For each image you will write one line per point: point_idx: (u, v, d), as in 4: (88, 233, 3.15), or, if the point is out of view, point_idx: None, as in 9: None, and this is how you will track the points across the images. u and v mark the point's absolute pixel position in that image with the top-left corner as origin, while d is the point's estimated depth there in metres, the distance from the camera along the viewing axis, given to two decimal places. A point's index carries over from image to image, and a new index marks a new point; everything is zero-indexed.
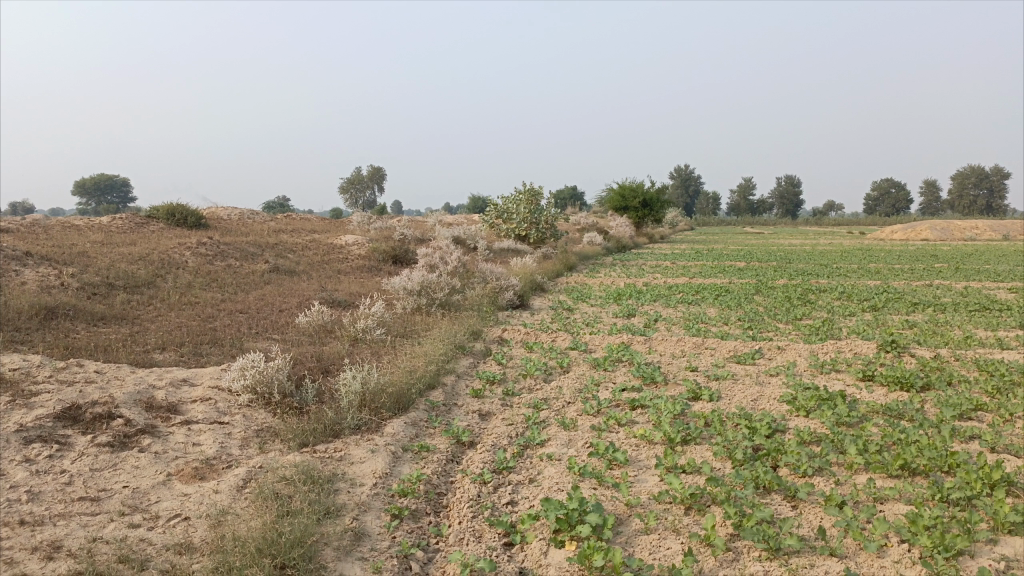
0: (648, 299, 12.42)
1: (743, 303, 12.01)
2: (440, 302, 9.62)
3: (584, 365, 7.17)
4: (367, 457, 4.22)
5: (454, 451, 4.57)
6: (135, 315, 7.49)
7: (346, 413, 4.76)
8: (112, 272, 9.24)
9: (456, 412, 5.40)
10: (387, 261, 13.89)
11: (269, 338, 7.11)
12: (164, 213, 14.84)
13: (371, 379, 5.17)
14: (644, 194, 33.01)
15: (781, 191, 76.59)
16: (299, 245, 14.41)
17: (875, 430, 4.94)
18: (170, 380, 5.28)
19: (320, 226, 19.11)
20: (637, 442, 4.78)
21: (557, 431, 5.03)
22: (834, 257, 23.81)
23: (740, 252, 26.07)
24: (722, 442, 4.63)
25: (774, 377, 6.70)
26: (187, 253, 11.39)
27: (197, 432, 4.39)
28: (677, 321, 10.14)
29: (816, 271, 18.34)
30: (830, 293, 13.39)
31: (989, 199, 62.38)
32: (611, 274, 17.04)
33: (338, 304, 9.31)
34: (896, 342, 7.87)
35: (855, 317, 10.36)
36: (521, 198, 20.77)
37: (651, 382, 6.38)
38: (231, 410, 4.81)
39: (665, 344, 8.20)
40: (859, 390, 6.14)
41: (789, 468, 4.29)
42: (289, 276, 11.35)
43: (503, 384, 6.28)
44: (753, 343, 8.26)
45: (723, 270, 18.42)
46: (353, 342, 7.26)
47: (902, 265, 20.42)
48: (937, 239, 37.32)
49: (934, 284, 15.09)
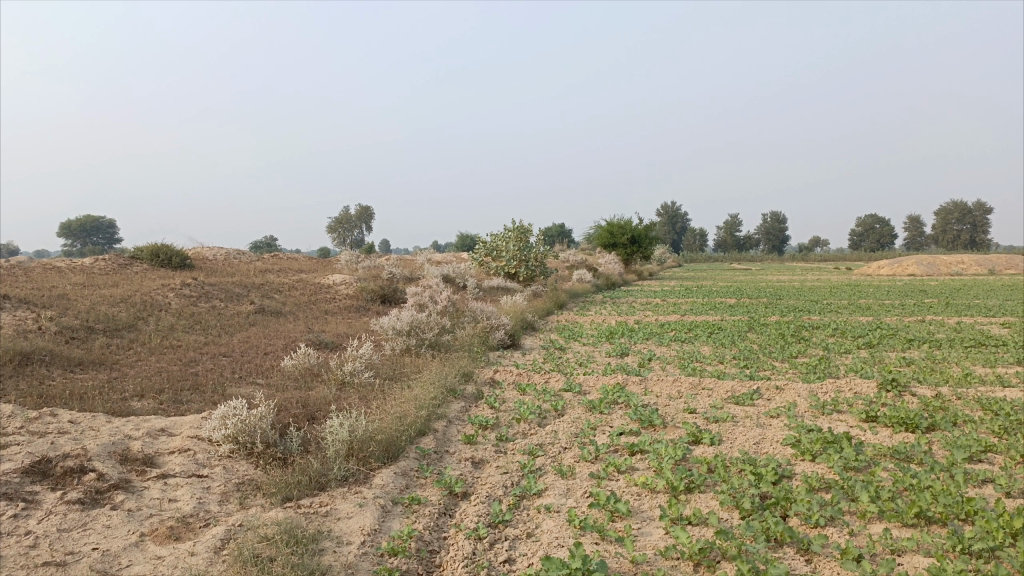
0: (640, 338, 12.26)
1: (736, 340, 11.86)
2: (430, 343, 9.40)
3: (579, 408, 6.95)
4: (355, 511, 3.98)
5: (446, 503, 4.34)
6: (114, 360, 7.25)
7: (333, 464, 4.53)
8: (92, 315, 8.99)
9: (448, 460, 5.17)
10: (375, 300, 13.69)
11: (253, 383, 6.87)
12: (149, 254, 14.62)
13: (359, 426, 4.95)
14: (632, 231, 33.07)
15: (767, 227, 77.17)
16: (286, 285, 14.20)
17: (885, 475, 4.75)
18: (148, 430, 5.03)
19: (307, 265, 18.92)
20: (639, 491, 4.56)
21: (555, 480, 4.81)
22: (824, 293, 23.81)
23: (729, 288, 26.04)
24: (728, 490, 4.42)
25: (775, 418, 6.50)
26: (170, 295, 11.16)
27: (174, 487, 4.14)
28: (671, 360, 9.96)
29: (807, 307, 18.25)
30: (823, 330, 13.27)
31: (972, 234, 63.00)
32: (602, 312, 16.88)
33: (325, 346, 9.08)
34: (896, 381, 7.70)
35: (850, 354, 10.21)
36: (511, 235, 20.72)
37: (649, 425, 6.18)
38: (211, 462, 4.57)
39: (661, 384, 8.00)
40: (863, 432, 5.95)
41: (800, 518, 4.08)
42: (275, 318, 11.13)
43: (496, 429, 6.06)
44: (750, 382, 8.08)
45: (714, 307, 18.29)
46: (340, 386, 7.03)
47: (892, 301, 20.39)
48: (923, 273, 37.63)
49: (926, 320, 15.02)
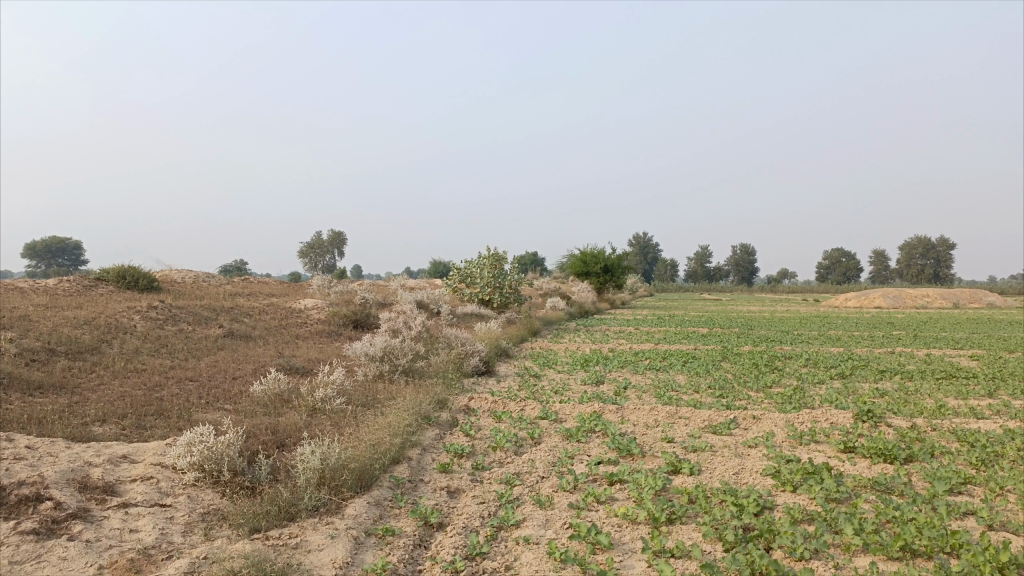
0: (615, 366, 12.18)
1: (711, 370, 11.84)
2: (404, 369, 9.24)
3: (556, 436, 6.83)
4: (326, 543, 3.82)
5: (422, 535, 4.19)
6: (75, 383, 7.00)
7: (303, 493, 4.36)
8: (54, 337, 8.71)
9: (422, 489, 5.01)
10: (347, 325, 13.49)
11: (220, 408, 6.66)
12: (115, 275, 14.30)
13: (331, 454, 4.78)
14: (605, 260, 33.19)
15: (738, 258, 78.05)
16: (256, 309, 13.96)
17: (867, 507, 4.69)
18: (109, 457, 4.82)
19: (278, 290, 18.65)
20: (619, 522, 4.45)
21: (533, 510, 4.68)
22: (795, 324, 23.98)
23: (701, 318, 26.14)
24: (711, 522, 4.32)
25: (753, 448, 6.44)
26: (136, 317, 10.88)
27: (136, 517, 3.94)
28: (647, 388, 9.90)
29: (779, 338, 18.36)
30: (796, 360, 13.31)
31: (936, 269, 64.26)
32: (576, 340, 16.82)
33: (296, 371, 8.88)
34: (871, 412, 7.70)
35: (825, 385, 10.23)
36: (485, 262, 20.65)
37: (627, 454, 6.09)
38: (175, 491, 4.37)
39: (638, 413, 7.91)
40: (842, 462, 5.91)
41: (784, 551, 3.99)
42: (244, 342, 10.89)
43: (471, 458, 5.92)
44: (727, 412, 8.02)
45: (687, 336, 18.33)
46: (311, 412, 6.85)
47: (861, 332, 20.60)
48: (890, 306, 38.18)
49: (895, 351, 15.15)
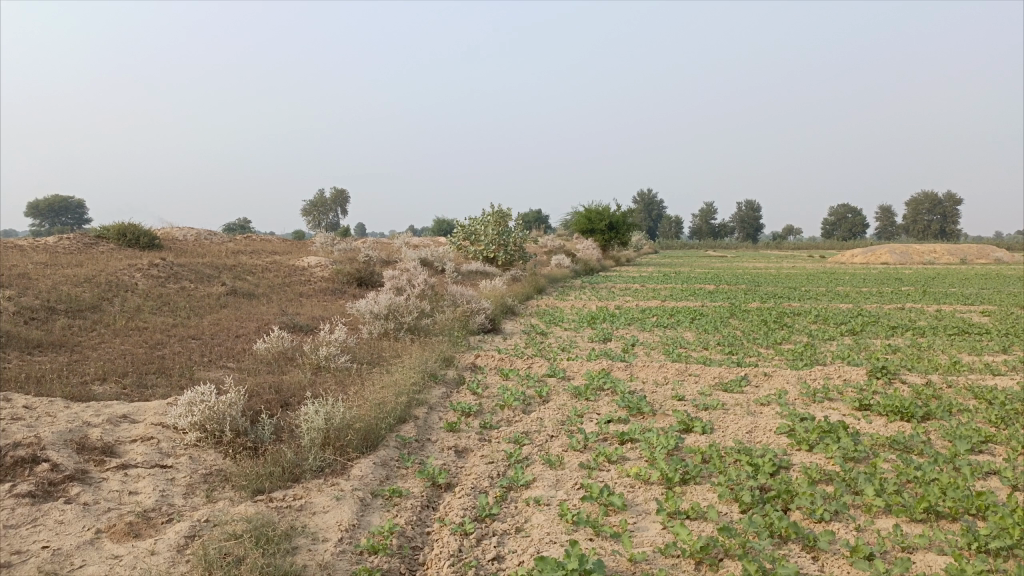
0: (622, 323, 12.04)
1: (719, 327, 11.68)
2: (409, 327, 9.09)
3: (564, 394, 6.71)
4: (332, 505, 3.70)
5: (429, 496, 4.08)
6: (75, 342, 6.86)
7: (308, 453, 4.24)
8: (53, 295, 8.56)
9: (430, 449, 4.90)
10: (351, 283, 13.34)
11: (222, 367, 6.53)
12: (115, 233, 14.10)
13: (336, 413, 4.64)
14: (611, 217, 32.85)
15: (743, 215, 77.48)
16: (259, 267, 13.80)
17: (886, 466, 4.57)
18: (108, 417, 4.70)
19: (281, 247, 18.46)
20: (632, 482, 4.34)
21: (543, 470, 4.56)
22: (801, 281, 23.77)
23: (706, 275, 25.88)
24: (726, 482, 4.21)
25: (765, 406, 6.32)
26: (137, 275, 10.72)
27: (135, 479, 3.83)
28: (656, 345, 9.76)
29: (785, 294, 18.19)
30: (805, 317, 13.15)
31: (943, 224, 63.74)
32: (582, 297, 16.66)
33: (300, 329, 8.74)
34: (886, 368, 7.55)
35: (835, 342, 10.06)
36: (489, 219, 20.38)
37: (637, 412, 5.97)
38: (176, 451, 4.26)
39: (647, 371, 7.78)
40: (857, 420, 5.79)
41: (802, 512, 3.88)
42: (248, 300, 10.75)
43: (479, 416, 5.81)
44: (738, 369, 7.88)
45: (693, 293, 18.15)
46: (315, 370, 6.73)
47: (870, 289, 20.40)
48: (896, 262, 37.95)
49: (905, 307, 14.96)
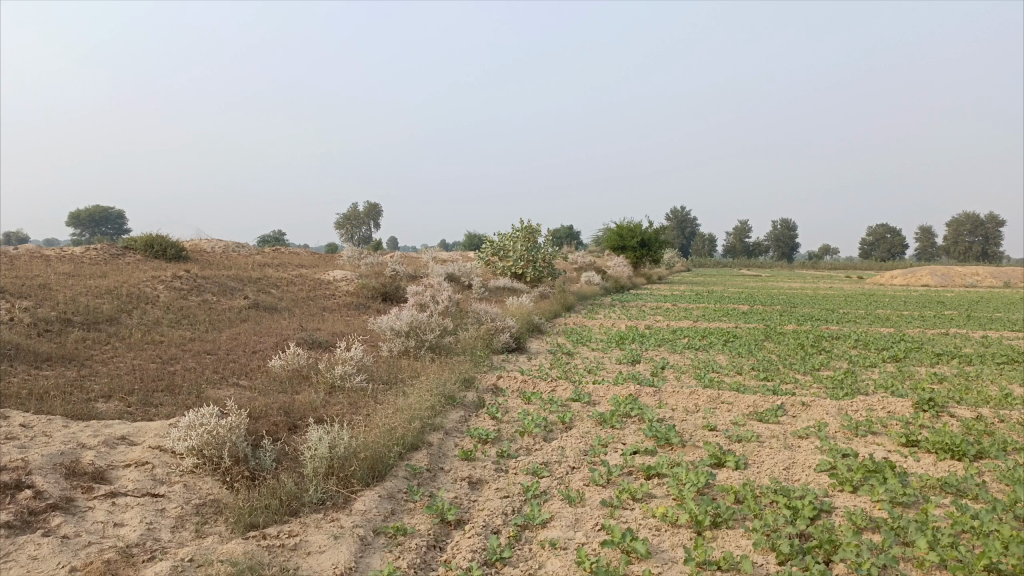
0: (652, 344, 11.65)
1: (753, 350, 11.24)
2: (431, 345, 8.81)
3: (589, 421, 6.37)
4: (329, 545, 3.42)
5: (437, 534, 3.77)
6: (87, 356, 6.70)
7: (309, 484, 3.96)
8: (72, 306, 8.45)
9: (441, 480, 4.59)
10: (376, 298, 13.13)
11: (234, 386, 6.31)
12: (142, 244, 14.08)
13: (342, 441, 4.36)
14: (642, 234, 32.40)
15: (778, 234, 76.40)
16: (284, 280, 13.67)
17: (939, 513, 4.16)
18: (105, 438, 4.47)
19: (309, 260, 18.37)
20: (657, 524, 3.99)
21: (561, 508, 4.23)
22: (839, 302, 23.11)
23: (740, 295, 25.32)
24: (762, 527, 3.85)
25: (803, 439, 5.92)
26: (160, 287, 10.62)
27: (123, 509, 3.58)
28: (686, 369, 9.37)
29: (822, 317, 17.60)
30: (844, 342, 12.63)
31: (985, 246, 62.15)
32: (611, 316, 16.28)
33: (318, 346, 8.52)
34: (933, 400, 7.09)
35: (877, 369, 9.57)
36: (518, 235, 20.12)
37: (665, 444, 5.61)
38: (171, 479, 4.00)
39: (676, 397, 7.41)
40: (903, 458, 5.36)
41: (846, 566, 3.51)
42: (269, 314, 10.58)
43: (497, 444, 5.50)
44: (774, 397, 7.47)
45: (726, 314, 17.65)
46: (329, 390, 6.49)
47: (911, 312, 19.71)
48: (937, 285, 36.87)
49: (949, 333, 14.34)
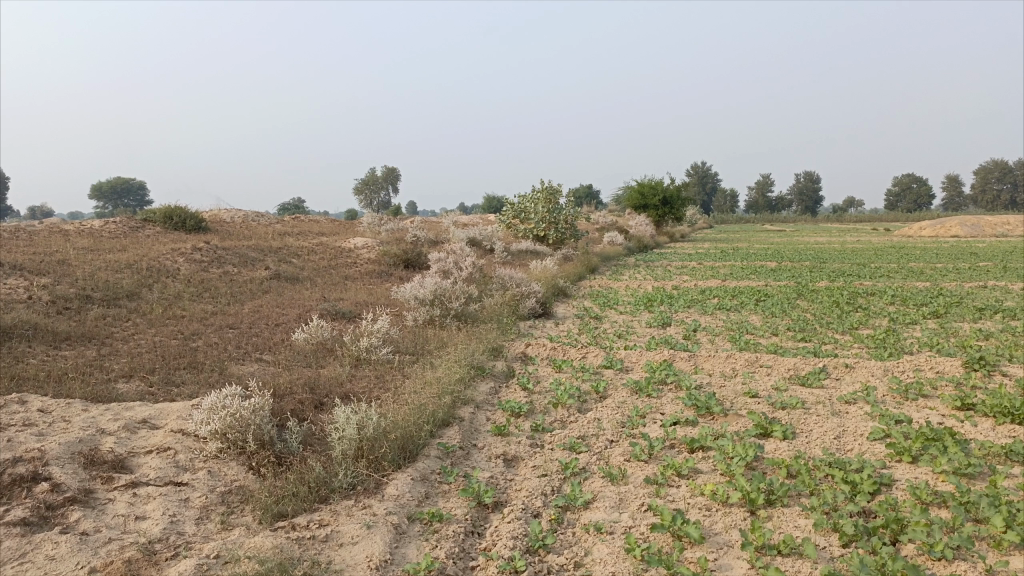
0: (681, 305, 11.35)
1: (787, 309, 10.90)
2: (456, 313, 8.59)
3: (624, 390, 6.13)
4: (362, 535, 3.22)
5: (475, 519, 3.56)
6: (107, 334, 6.54)
7: (338, 469, 3.76)
8: (91, 282, 8.30)
9: (476, 458, 4.39)
10: (398, 265, 12.90)
11: (257, 361, 6.13)
12: (162, 216, 13.90)
13: (371, 421, 4.15)
14: (664, 191, 31.78)
15: (801, 188, 75.12)
16: (305, 248, 13.48)
17: (1008, 485, 3.88)
18: (125, 422, 4.29)
19: (330, 228, 18.16)
20: (707, 503, 3.76)
21: (603, 487, 4.00)
22: (868, 256, 22.54)
23: (766, 251, 24.81)
24: (820, 506, 3.60)
25: (850, 405, 5.64)
26: (180, 260, 10.46)
27: (145, 500, 3.41)
28: (720, 331, 9.08)
29: (853, 271, 17.15)
30: (880, 298, 12.23)
31: (1014, 194, 60.78)
32: (637, 277, 15.96)
33: (342, 316, 8.33)
34: (984, 359, 6.75)
35: (919, 326, 9.21)
36: (539, 196, 19.75)
37: (706, 413, 5.36)
38: (195, 465, 3.82)
39: (713, 361, 7.15)
40: (960, 424, 5.07)
41: (916, 548, 3.25)
42: (291, 284, 10.39)
43: (530, 417, 5.27)
44: (815, 360, 7.17)
45: (754, 271, 17.26)
46: (354, 363, 6.30)
47: (943, 264, 19.18)
48: (965, 235, 36.15)
49: (988, 286, 13.87)
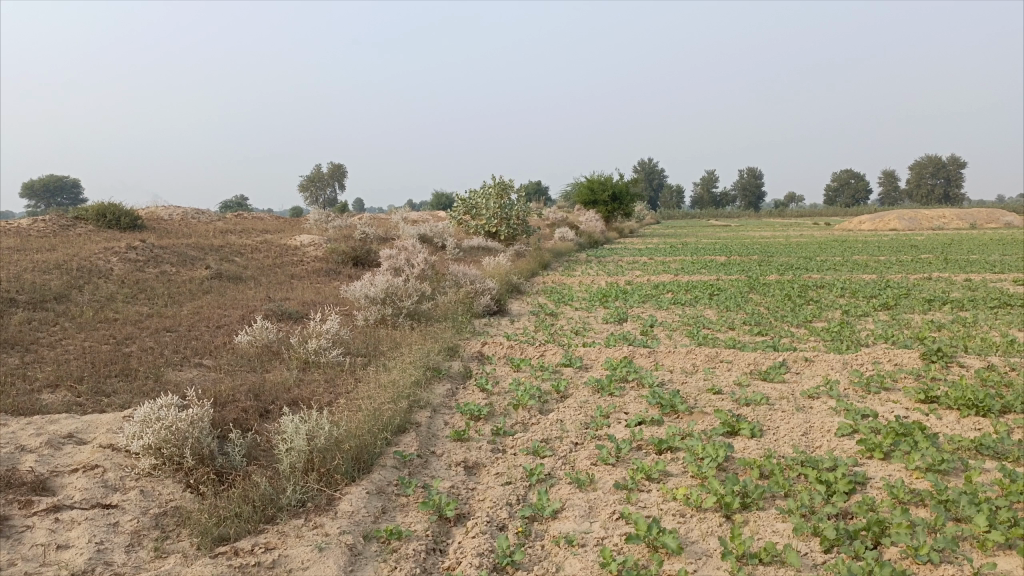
0: (636, 301, 11.24)
1: (741, 303, 10.87)
2: (409, 312, 8.29)
3: (585, 388, 5.93)
4: (313, 559, 2.93)
5: (436, 534, 3.30)
6: (31, 340, 6.08)
7: (286, 485, 3.47)
8: (15, 285, 7.75)
9: (435, 467, 4.13)
10: (346, 263, 12.52)
11: (197, 367, 5.75)
12: (94, 215, 13.25)
13: (321, 430, 3.86)
14: (612, 187, 31.84)
15: (745, 183, 76.45)
16: (248, 247, 12.98)
17: (982, 481, 3.79)
18: (49, 437, 3.91)
19: (274, 225, 17.61)
20: (680, 509, 3.58)
21: (571, 494, 3.79)
22: (813, 249, 22.90)
23: (715, 246, 25.02)
24: (799, 509, 3.45)
25: (815, 400, 5.54)
26: (114, 259, 9.92)
27: (69, 526, 3.07)
28: (677, 326, 8.97)
29: (801, 265, 17.35)
30: (830, 290, 12.33)
31: (946, 188, 62.84)
32: (589, 272, 15.85)
33: (288, 317, 7.97)
34: (941, 351, 6.74)
35: (871, 318, 9.27)
36: (490, 191, 19.50)
37: (672, 412, 5.19)
38: (126, 484, 3.49)
39: (673, 357, 7.02)
40: (924, 417, 5.01)
41: (900, 551, 3.11)
42: (234, 284, 9.95)
43: (490, 420, 5.03)
44: (775, 353, 7.09)
45: (705, 266, 17.31)
46: (303, 367, 5.98)
47: (886, 257, 19.56)
48: (903, 228, 37.22)
49: (932, 277, 14.14)
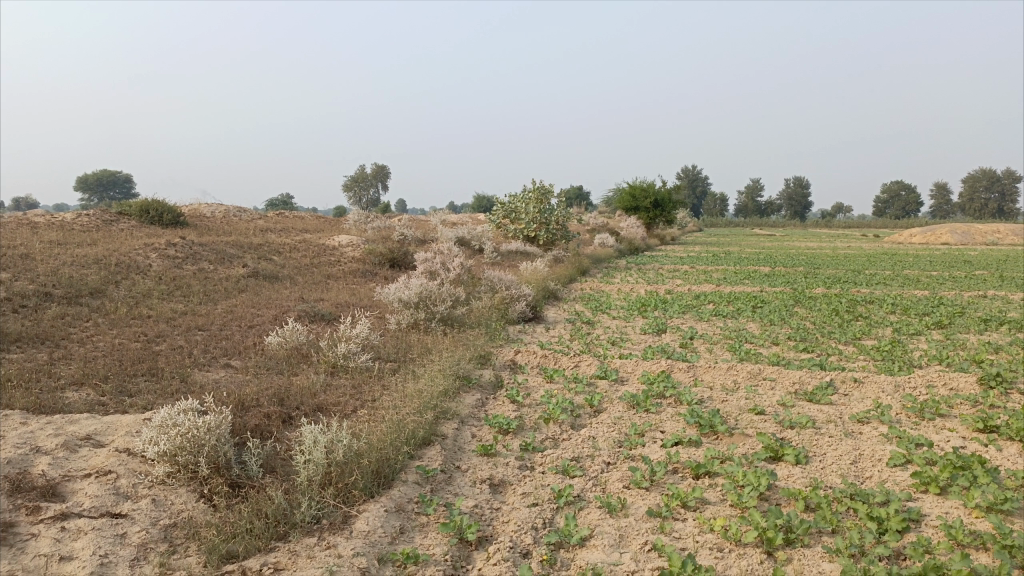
0: (676, 311, 10.95)
1: (786, 317, 10.51)
2: (442, 317, 8.14)
3: (619, 404, 5.70)
4: None
5: (455, 559, 3.12)
6: (63, 335, 6.06)
7: (301, 500, 3.32)
8: (52, 279, 7.79)
9: (458, 483, 3.94)
10: (383, 264, 12.45)
11: (224, 368, 5.67)
12: (138, 210, 13.40)
13: (341, 442, 3.71)
14: (655, 194, 31.45)
15: (790, 193, 75.13)
16: (287, 245, 12.99)
17: None
18: (66, 439, 3.82)
19: (314, 224, 17.67)
20: (717, 542, 3.33)
21: (600, 520, 3.57)
22: (861, 262, 22.26)
23: (758, 256, 24.53)
24: (847, 548, 3.18)
25: (864, 425, 5.23)
26: (153, 255, 9.96)
27: (75, 536, 2.95)
28: (718, 339, 8.68)
29: (849, 278, 16.82)
30: (879, 306, 11.88)
31: (1000, 203, 60.90)
32: (628, 280, 15.56)
33: (320, 318, 7.88)
34: (1001, 376, 6.35)
35: (924, 338, 8.85)
36: (530, 196, 19.33)
37: (711, 432, 4.93)
38: (138, 492, 3.37)
39: (713, 372, 6.74)
40: (983, 449, 4.68)
41: None
42: (270, 283, 9.92)
43: (519, 434, 4.83)
44: (821, 372, 6.77)
45: (748, 277, 16.89)
46: (330, 371, 5.85)
47: (937, 272, 18.88)
48: (955, 242, 36.16)
49: (987, 295, 13.55)
